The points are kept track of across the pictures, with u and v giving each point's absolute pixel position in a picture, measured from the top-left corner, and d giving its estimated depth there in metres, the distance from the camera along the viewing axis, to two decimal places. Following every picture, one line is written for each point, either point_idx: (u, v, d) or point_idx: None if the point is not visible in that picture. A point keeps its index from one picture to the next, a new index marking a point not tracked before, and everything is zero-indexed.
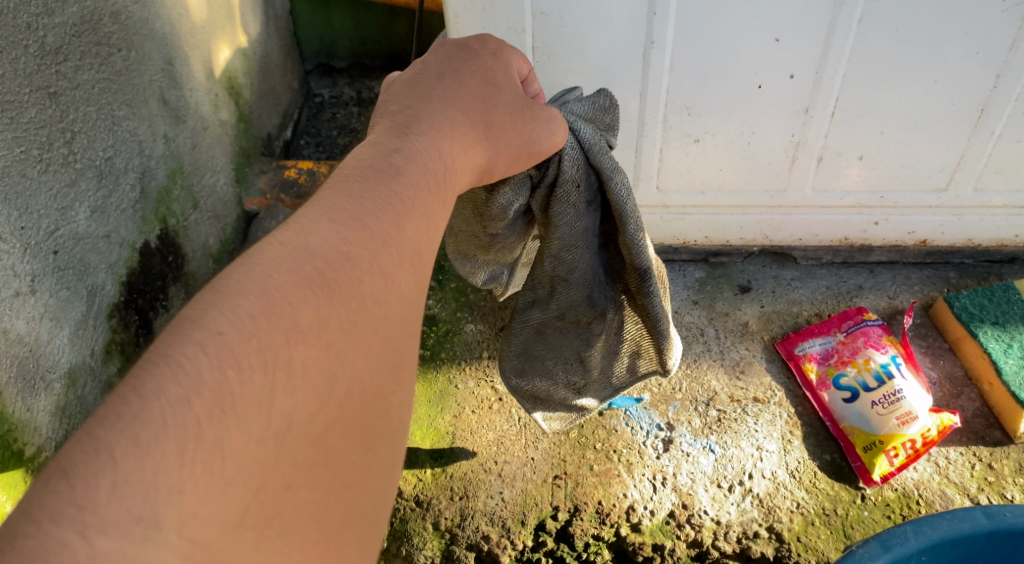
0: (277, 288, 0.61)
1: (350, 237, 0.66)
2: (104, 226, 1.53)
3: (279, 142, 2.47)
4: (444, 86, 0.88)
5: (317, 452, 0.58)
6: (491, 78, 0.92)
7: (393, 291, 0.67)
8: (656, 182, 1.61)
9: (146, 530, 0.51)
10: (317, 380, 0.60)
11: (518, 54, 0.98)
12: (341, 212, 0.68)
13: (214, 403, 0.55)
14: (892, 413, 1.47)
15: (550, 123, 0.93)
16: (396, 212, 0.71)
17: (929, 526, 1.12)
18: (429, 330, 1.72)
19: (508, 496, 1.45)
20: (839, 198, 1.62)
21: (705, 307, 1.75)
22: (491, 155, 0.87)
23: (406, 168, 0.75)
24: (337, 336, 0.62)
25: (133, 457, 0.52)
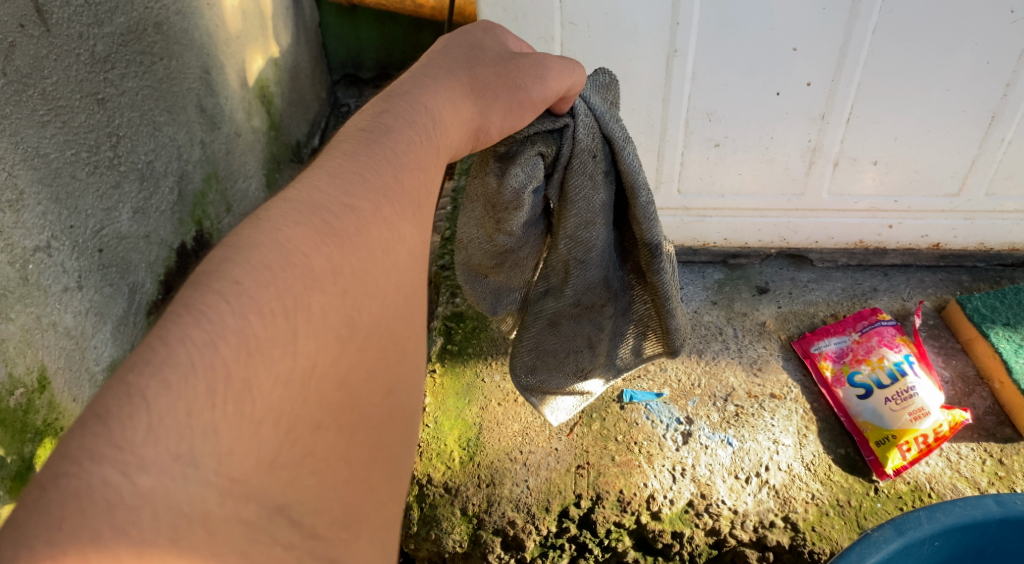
0: (288, 237, 0.67)
1: (353, 191, 0.74)
2: (145, 227, 1.62)
3: (307, 150, 2.59)
4: (436, 59, 0.98)
5: (343, 393, 0.64)
6: (478, 43, 1.02)
7: (401, 241, 0.75)
8: (678, 185, 1.68)
9: (184, 468, 0.55)
10: (338, 323, 0.66)
11: (511, 33, 1.07)
12: (341, 170, 0.76)
13: (239, 346, 0.60)
14: (904, 409, 1.54)
15: (540, 68, 1.00)
16: (393, 166, 0.79)
17: (941, 511, 1.16)
18: (456, 326, 1.80)
19: (532, 485, 1.51)
20: (853, 202, 1.67)
21: (724, 307, 1.81)
22: (483, 108, 0.95)
23: (394, 125, 0.83)
24: (351, 282, 0.68)
25: (165, 399, 0.56)
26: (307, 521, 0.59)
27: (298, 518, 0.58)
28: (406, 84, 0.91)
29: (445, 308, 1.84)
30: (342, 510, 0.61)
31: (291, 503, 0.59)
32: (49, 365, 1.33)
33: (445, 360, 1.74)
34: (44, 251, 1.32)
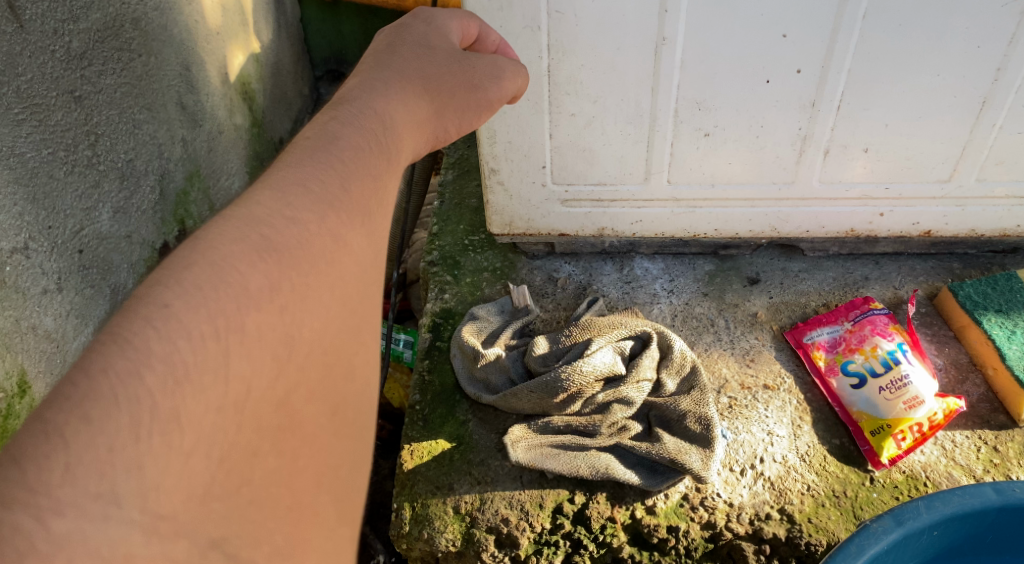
0: (222, 256, 0.63)
1: (295, 203, 0.70)
2: (126, 227, 1.58)
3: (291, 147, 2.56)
4: (384, 59, 0.95)
5: (284, 415, 0.62)
6: (424, 41, 1.01)
7: (348, 252, 0.72)
8: (669, 174, 1.65)
9: (105, 507, 0.53)
10: (276, 344, 0.63)
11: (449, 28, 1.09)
12: (284, 181, 0.72)
13: (166, 375, 0.57)
14: (899, 398, 1.51)
15: (489, 73, 1.07)
16: (341, 174, 0.75)
17: (940, 501, 1.15)
18: (445, 322, 1.78)
19: (552, 469, 1.46)
20: (844, 190, 1.65)
21: (714, 298, 1.79)
22: (440, 106, 0.95)
23: (341, 134, 0.78)
24: (291, 299, 0.65)
25: (83, 436, 0.53)
26: (243, 555, 0.57)
27: (234, 553, 0.56)
28: (355, 89, 0.86)
29: (433, 305, 1.82)
30: (284, 540, 0.59)
31: (228, 536, 0.57)
32: (29, 369, 1.30)
33: (433, 357, 1.71)
34: (21, 253, 1.28)
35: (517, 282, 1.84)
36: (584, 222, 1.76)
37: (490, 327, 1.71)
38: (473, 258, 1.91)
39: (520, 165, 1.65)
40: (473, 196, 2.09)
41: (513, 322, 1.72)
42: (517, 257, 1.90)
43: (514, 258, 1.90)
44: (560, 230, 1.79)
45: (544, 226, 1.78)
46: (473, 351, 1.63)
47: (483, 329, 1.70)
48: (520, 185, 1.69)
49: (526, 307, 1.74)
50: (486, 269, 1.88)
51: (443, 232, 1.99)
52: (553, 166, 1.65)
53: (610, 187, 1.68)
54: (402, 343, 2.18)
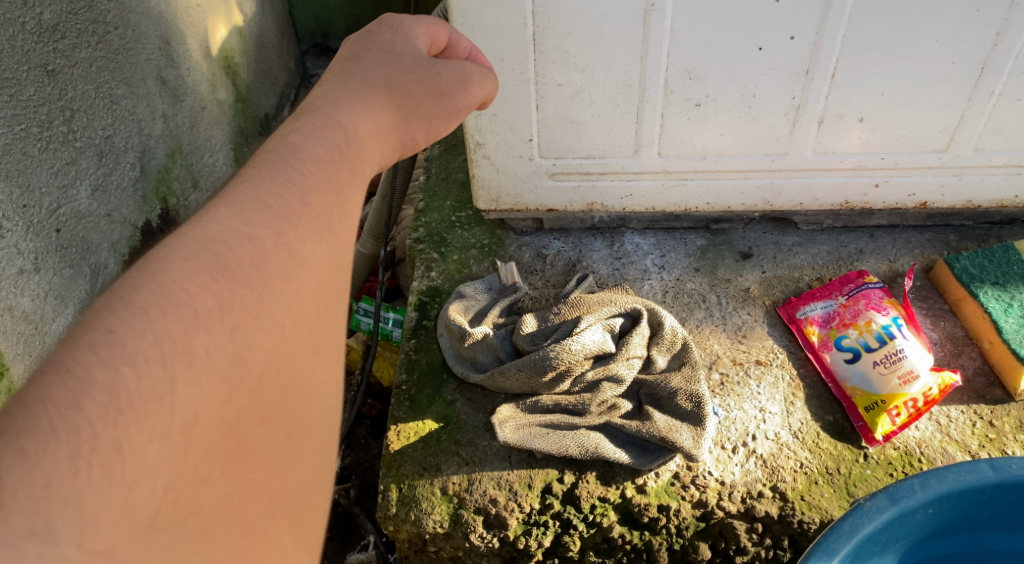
0: (173, 276, 0.60)
1: (253, 216, 0.66)
2: (105, 205, 1.54)
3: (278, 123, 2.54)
4: (349, 67, 0.90)
5: (235, 442, 0.59)
6: (390, 48, 0.95)
7: (306, 267, 0.67)
8: (659, 147, 1.60)
9: (40, 547, 0.49)
10: (226, 367, 0.59)
11: (418, 28, 1.02)
12: (242, 195, 0.68)
13: (108, 404, 0.54)
14: (893, 373, 1.48)
15: (457, 79, 1.00)
16: (302, 186, 0.70)
17: (935, 478, 1.12)
18: (431, 301, 1.74)
19: (541, 449, 1.43)
20: (839, 161, 1.61)
21: (706, 273, 1.75)
22: (409, 113, 0.89)
23: (304, 142, 0.74)
24: (243, 319, 0.61)
25: (20, 470, 0.50)
26: None
27: None
28: (318, 98, 0.81)
29: (420, 283, 1.78)
30: None
31: None
32: (6, 352, 1.26)
33: (419, 336, 1.68)
34: None
35: (504, 259, 1.81)
36: (573, 196, 1.72)
37: (477, 305, 1.68)
38: (460, 235, 1.87)
39: (506, 139, 1.60)
40: (460, 171, 2.05)
41: (500, 300, 1.68)
42: (505, 234, 1.86)
43: (502, 235, 1.86)
44: (548, 205, 1.74)
45: (532, 201, 1.73)
46: (460, 330, 1.58)
47: (470, 308, 1.67)
48: (506, 159, 1.64)
49: (514, 285, 1.72)
50: (473, 245, 1.84)
51: (429, 208, 1.94)
52: (540, 139, 1.60)
53: (599, 160, 1.63)
54: (393, 322, 2.12)
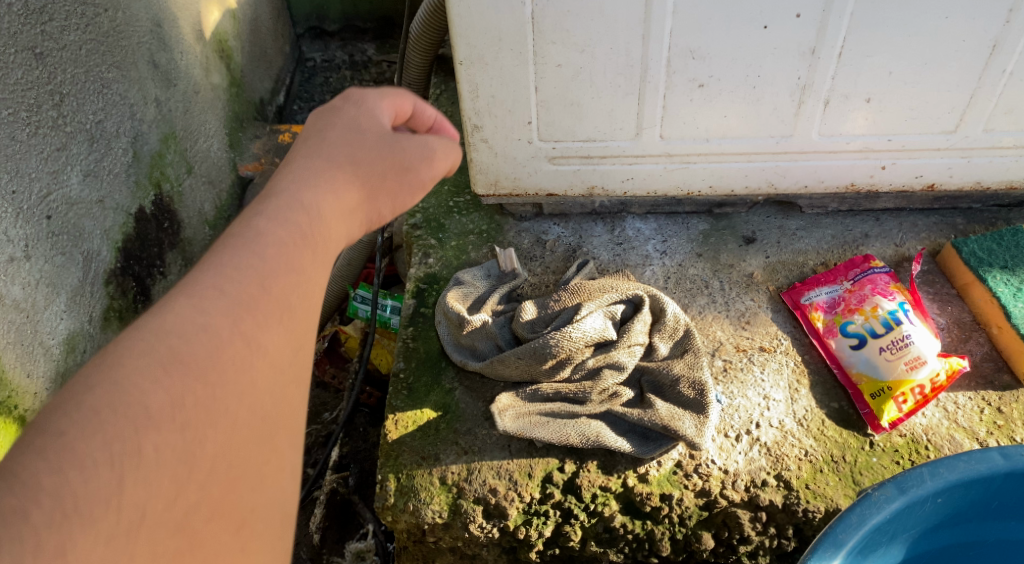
0: (124, 374, 0.63)
1: (209, 307, 0.68)
2: (98, 192, 1.81)
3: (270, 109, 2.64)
4: (310, 148, 0.87)
5: (180, 540, 0.60)
6: (355, 126, 0.91)
7: (262, 356, 0.68)
8: (661, 130, 1.56)
9: None
10: (173, 466, 0.61)
11: (383, 98, 0.96)
12: (200, 284, 0.69)
13: (53, 509, 0.57)
14: (900, 359, 1.46)
15: (422, 152, 0.94)
16: (261, 273, 0.71)
17: (945, 467, 1.10)
18: (429, 288, 1.71)
19: (541, 438, 1.40)
20: (845, 143, 1.57)
21: (709, 259, 1.71)
22: (367, 202, 0.85)
23: (266, 227, 0.74)
24: (192, 416, 0.63)
25: None
26: None
27: None
28: (281, 182, 0.80)
29: (417, 270, 1.75)
30: None
31: None
32: None
33: (417, 324, 1.65)
34: None
35: (503, 245, 1.77)
36: (573, 180, 1.68)
37: (476, 291, 1.64)
38: (458, 220, 1.83)
39: (505, 122, 1.57)
40: None
41: (500, 287, 1.65)
42: (504, 220, 1.83)
43: (501, 220, 1.83)
44: (548, 190, 1.71)
45: (531, 185, 1.70)
46: (459, 317, 1.55)
47: (469, 295, 1.63)
48: (504, 142, 1.61)
49: (514, 272, 1.68)
50: (472, 232, 1.80)
51: (427, 193, 1.91)
52: (539, 121, 1.56)
53: (600, 143, 1.59)
54: (389, 310, 2.10)
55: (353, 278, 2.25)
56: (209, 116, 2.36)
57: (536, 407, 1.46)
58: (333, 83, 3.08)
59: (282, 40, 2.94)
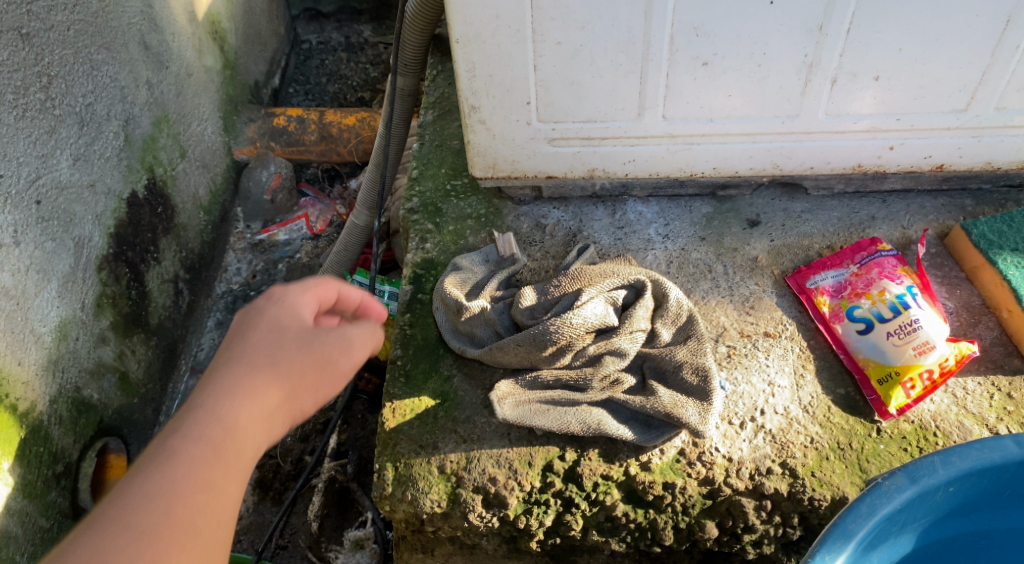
0: None
1: (115, 540, 0.78)
2: (89, 175, 1.90)
3: (264, 93, 2.77)
4: (229, 349, 0.92)
5: None
6: (277, 325, 0.94)
7: None
8: (663, 110, 1.52)
9: None
10: None
11: (305, 288, 0.98)
12: (109, 518, 0.79)
13: None
14: (908, 344, 1.42)
15: (349, 340, 0.97)
16: (166, 503, 0.81)
17: (957, 455, 1.08)
18: (427, 273, 1.67)
19: (541, 426, 1.38)
20: (852, 123, 1.53)
21: (712, 243, 1.68)
22: (289, 417, 0.91)
23: (177, 457, 0.83)
24: None
25: None
26: None
27: None
28: (194, 402, 0.88)
29: (414, 255, 1.71)
30: None
31: None
32: None
33: (415, 310, 1.62)
34: None
35: (502, 230, 1.74)
36: (574, 162, 1.64)
37: (473, 277, 1.61)
38: (456, 204, 1.79)
39: (503, 102, 1.52)
40: (455, 138, 1.96)
41: (498, 273, 1.62)
42: (503, 203, 1.78)
43: (500, 204, 1.79)
44: (547, 172, 1.66)
45: (530, 168, 1.66)
46: (457, 304, 1.52)
47: (467, 281, 1.60)
48: (503, 124, 1.56)
49: (513, 257, 1.64)
50: (470, 216, 1.77)
51: (424, 176, 1.87)
52: (538, 101, 1.52)
53: (601, 123, 1.55)
54: (389, 296, 2.10)
55: (350, 264, 2.22)
56: (202, 99, 2.39)
57: (536, 395, 1.42)
58: (330, 65, 3.05)
59: (277, 23, 2.90)
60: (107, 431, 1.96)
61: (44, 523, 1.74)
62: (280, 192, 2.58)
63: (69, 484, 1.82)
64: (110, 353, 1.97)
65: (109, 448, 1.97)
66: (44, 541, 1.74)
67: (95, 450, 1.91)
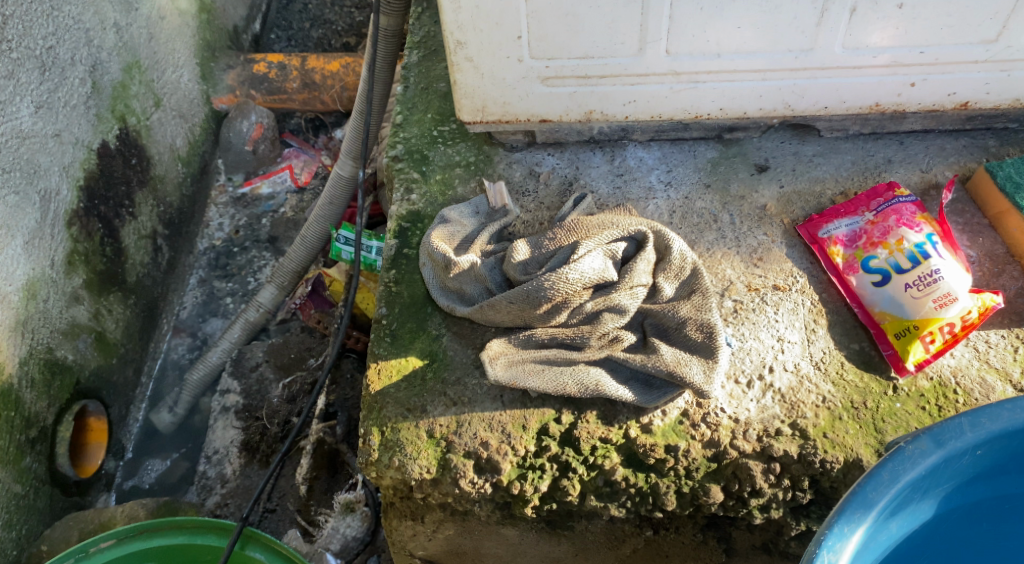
0: None
1: None
2: (53, 124, 1.78)
3: (245, 37, 2.63)
4: None
5: None
6: None
7: None
8: (667, 44, 1.40)
9: None
10: None
11: None
12: None
13: None
14: (928, 296, 1.33)
15: None
16: None
17: (987, 417, 1.00)
18: (413, 227, 1.57)
19: (535, 388, 1.29)
20: (871, 57, 1.41)
21: (718, 190, 1.57)
22: None
23: None
24: None
25: None
26: None
27: None
28: None
29: (399, 207, 1.60)
30: None
31: None
32: None
33: (400, 266, 1.51)
34: None
35: (493, 179, 1.62)
36: (570, 104, 1.52)
37: (462, 231, 1.50)
38: (444, 152, 1.68)
39: (492, 37, 1.40)
40: (442, 80, 1.83)
41: (489, 225, 1.51)
42: (494, 150, 1.67)
43: (490, 151, 1.67)
44: (540, 115, 1.54)
45: (522, 111, 1.53)
46: (445, 259, 1.41)
47: (456, 234, 1.49)
48: (492, 62, 1.44)
49: (504, 208, 1.54)
50: (459, 164, 1.65)
51: (409, 122, 1.74)
52: (530, 36, 1.39)
53: (598, 60, 1.43)
54: (375, 252, 1.95)
55: (336, 218, 2.09)
56: (177, 45, 2.24)
57: (531, 355, 1.33)
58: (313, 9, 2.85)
59: None
60: (85, 393, 1.87)
61: (19, 489, 1.65)
62: (261, 142, 2.45)
63: (45, 449, 1.73)
64: (84, 313, 1.86)
65: (87, 410, 1.90)
66: (20, 508, 1.65)
67: (74, 413, 1.82)
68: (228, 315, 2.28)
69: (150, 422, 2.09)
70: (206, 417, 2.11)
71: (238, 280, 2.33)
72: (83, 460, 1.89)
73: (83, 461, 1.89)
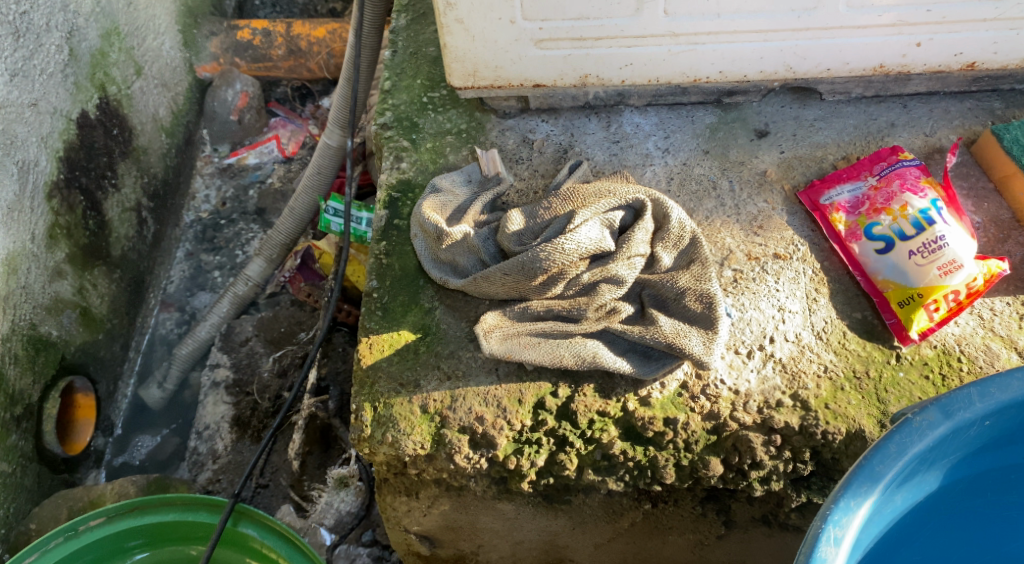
0: None
1: None
2: (29, 93, 1.71)
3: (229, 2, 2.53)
4: None
5: None
6: None
7: None
8: (665, 4, 1.35)
9: None
10: None
11: None
12: None
13: None
14: (932, 263, 1.30)
15: None
16: None
17: (996, 387, 0.97)
18: (403, 197, 1.52)
19: (530, 361, 1.26)
20: (876, 16, 1.36)
21: (717, 156, 1.52)
22: None
23: None
24: None
25: None
26: None
27: None
28: None
29: (388, 176, 1.55)
30: None
31: None
32: None
33: (390, 238, 1.46)
34: None
35: (485, 146, 1.57)
36: (564, 68, 1.46)
37: (454, 201, 1.45)
38: (435, 119, 1.62)
39: None
40: (431, 44, 1.77)
41: (482, 194, 1.47)
42: (486, 116, 1.61)
43: (482, 117, 1.62)
44: (534, 80, 1.49)
45: (515, 75, 1.48)
46: (436, 230, 1.37)
47: (448, 205, 1.44)
48: (483, 23, 1.38)
49: (497, 176, 1.50)
50: (450, 131, 1.60)
51: (398, 89, 1.68)
52: None
53: (594, 21, 1.37)
54: (367, 223, 1.90)
55: (324, 188, 2.04)
56: (157, 10, 2.16)
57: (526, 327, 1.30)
58: None
59: None
60: (71, 369, 1.82)
61: (5, 467, 1.61)
62: (246, 112, 2.38)
63: (32, 426, 1.69)
64: (68, 288, 1.82)
65: (75, 386, 1.86)
66: (7, 487, 1.62)
67: (60, 390, 1.78)
68: (216, 289, 2.23)
69: (139, 397, 2.05)
70: (197, 392, 2.08)
71: (226, 253, 2.28)
72: (72, 437, 1.85)
73: (72, 437, 1.85)
